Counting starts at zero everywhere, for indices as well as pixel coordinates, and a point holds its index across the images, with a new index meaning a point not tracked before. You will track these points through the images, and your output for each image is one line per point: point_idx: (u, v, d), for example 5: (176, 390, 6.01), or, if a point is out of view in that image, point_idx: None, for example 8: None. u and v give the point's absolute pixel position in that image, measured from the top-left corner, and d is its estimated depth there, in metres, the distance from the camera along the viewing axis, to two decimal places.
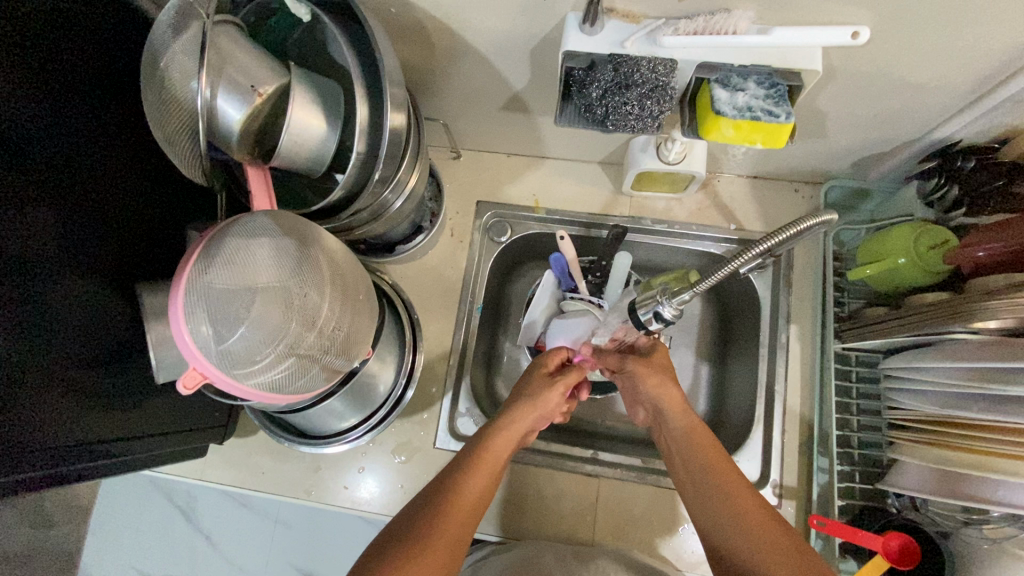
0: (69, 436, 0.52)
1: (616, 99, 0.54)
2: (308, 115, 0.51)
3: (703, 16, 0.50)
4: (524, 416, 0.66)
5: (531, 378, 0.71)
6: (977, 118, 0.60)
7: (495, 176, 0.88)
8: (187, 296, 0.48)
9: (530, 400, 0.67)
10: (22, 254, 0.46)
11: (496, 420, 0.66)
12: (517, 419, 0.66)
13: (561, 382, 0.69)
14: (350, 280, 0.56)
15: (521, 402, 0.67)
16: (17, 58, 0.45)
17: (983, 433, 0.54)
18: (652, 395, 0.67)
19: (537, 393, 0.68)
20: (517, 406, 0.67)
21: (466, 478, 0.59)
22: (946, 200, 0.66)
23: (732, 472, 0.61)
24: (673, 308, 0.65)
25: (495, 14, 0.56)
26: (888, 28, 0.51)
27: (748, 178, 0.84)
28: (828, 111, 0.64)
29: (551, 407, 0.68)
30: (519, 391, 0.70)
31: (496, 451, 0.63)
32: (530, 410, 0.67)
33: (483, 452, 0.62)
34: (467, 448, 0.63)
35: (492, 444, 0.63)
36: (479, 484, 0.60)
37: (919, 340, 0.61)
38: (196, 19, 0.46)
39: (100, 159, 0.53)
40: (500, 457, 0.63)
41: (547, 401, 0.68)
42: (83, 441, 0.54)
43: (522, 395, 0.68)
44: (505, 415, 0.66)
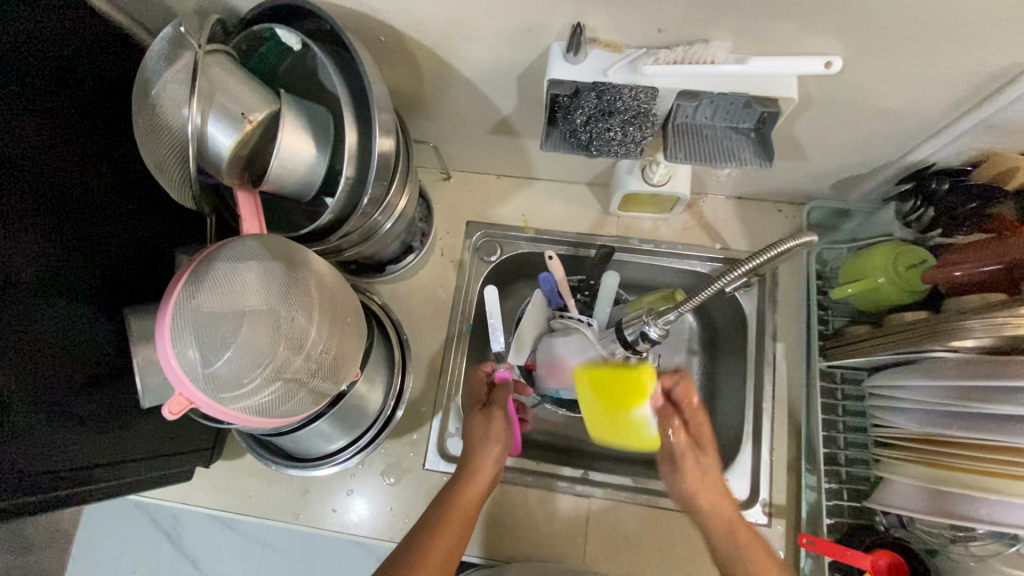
0: (55, 460, 0.52)
1: (600, 125, 0.56)
2: (297, 140, 0.52)
3: (682, 47, 0.52)
4: (485, 457, 0.69)
5: (470, 421, 0.73)
6: (948, 142, 0.62)
7: (485, 197, 0.89)
8: (174, 318, 0.48)
9: (480, 443, 0.70)
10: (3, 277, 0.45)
11: (460, 468, 0.69)
12: (480, 469, 0.68)
13: (499, 413, 0.72)
14: (338, 302, 0.56)
15: (476, 448, 0.70)
16: (20, 89, 0.46)
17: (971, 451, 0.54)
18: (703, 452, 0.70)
19: (484, 434, 0.71)
20: (474, 452, 0.70)
21: (439, 526, 0.63)
22: (923, 220, 0.67)
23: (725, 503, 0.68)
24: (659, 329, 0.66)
25: (482, 43, 0.58)
26: (860, 58, 0.53)
27: (732, 199, 0.85)
28: (806, 137, 0.66)
29: (503, 442, 0.71)
30: (466, 432, 0.73)
31: (470, 498, 0.66)
32: (487, 450, 0.70)
33: (453, 502, 0.65)
34: (440, 497, 0.67)
35: (464, 492, 0.67)
36: (457, 526, 0.64)
37: (901, 358, 0.61)
38: (189, 50, 0.47)
39: (92, 186, 0.54)
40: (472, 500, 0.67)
41: (496, 441, 0.70)
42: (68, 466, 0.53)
43: (472, 438, 0.71)
44: (466, 462, 0.69)
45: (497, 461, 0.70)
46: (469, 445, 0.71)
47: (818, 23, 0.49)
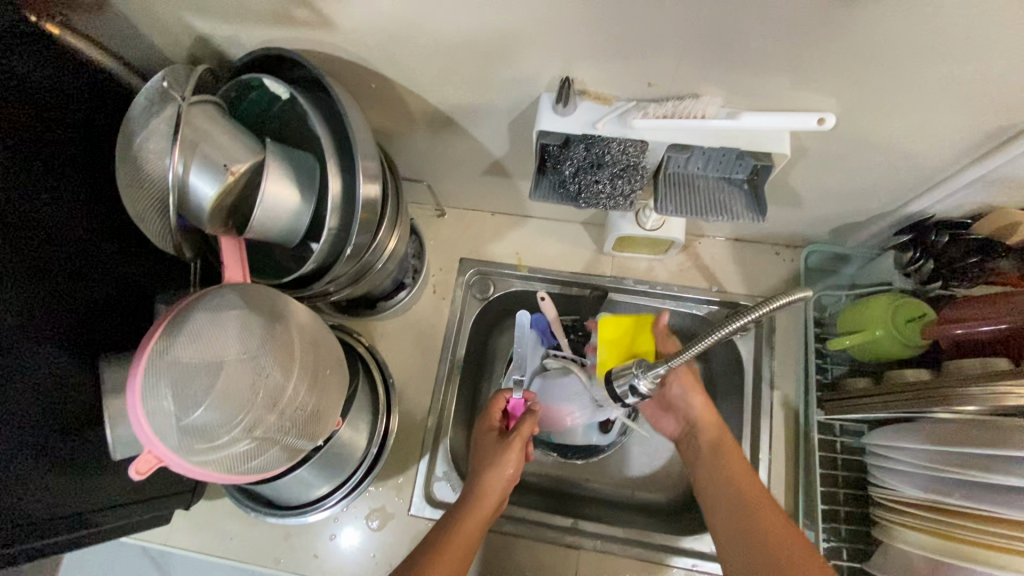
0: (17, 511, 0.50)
1: (588, 176, 0.56)
2: (281, 188, 0.51)
3: (672, 101, 0.51)
4: (493, 485, 0.65)
5: (484, 443, 0.70)
6: (947, 195, 0.60)
7: (479, 234, 0.89)
8: (147, 372, 0.47)
9: (491, 467, 0.66)
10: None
11: (465, 497, 0.65)
12: (488, 492, 0.65)
13: (515, 438, 0.68)
14: (318, 355, 0.55)
15: (485, 471, 0.66)
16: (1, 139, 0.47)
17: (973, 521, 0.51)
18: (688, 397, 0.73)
19: (494, 460, 0.67)
20: (483, 475, 0.66)
21: (432, 558, 0.59)
22: (922, 272, 0.65)
23: (763, 500, 0.61)
24: (648, 382, 0.61)
25: (472, 89, 0.57)
26: (853, 113, 0.52)
27: (728, 241, 0.84)
28: (802, 186, 0.65)
29: (515, 469, 0.67)
30: (478, 456, 0.69)
31: (471, 529, 0.63)
32: (496, 477, 0.66)
33: (452, 534, 0.62)
34: (439, 527, 0.64)
35: (465, 522, 0.63)
36: (454, 559, 0.60)
37: (900, 416, 0.59)
38: (172, 102, 0.47)
39: (74, 230, 0.53)
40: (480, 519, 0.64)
41: (508, 466, 0.66)
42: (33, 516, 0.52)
43: (483, 463, 0.67)
44: (472, 491, 0.65)
45: (504, 490, 0.66)
46: (479, 470, 0.67)
47: (809, 79, 0.48)
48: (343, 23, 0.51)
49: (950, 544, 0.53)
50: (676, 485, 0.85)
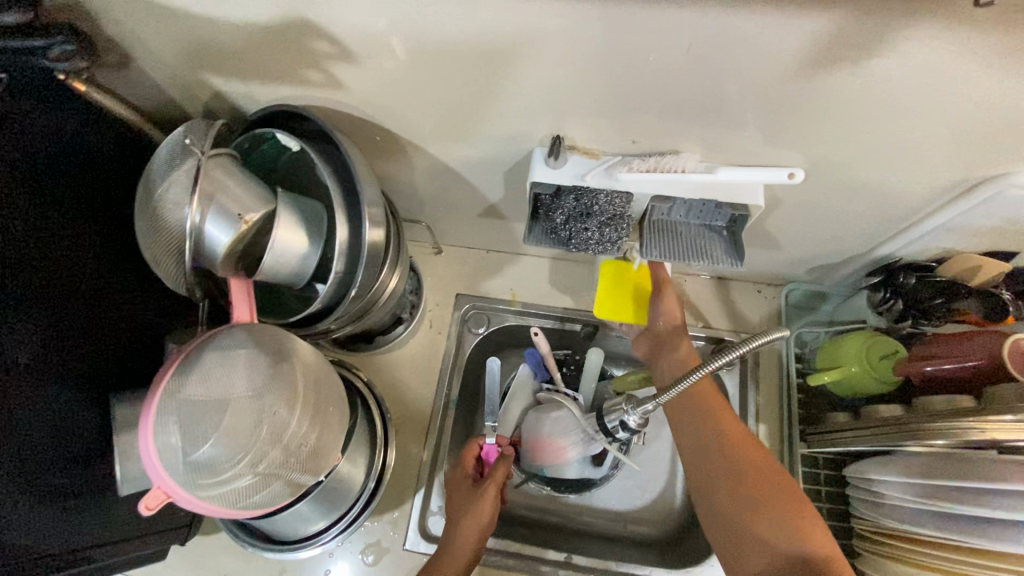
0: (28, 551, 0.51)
1: (579, 225, 0.60)
2: (291, 234, 0.55)
3: (653, 157, 0.56)
4: (468, 532, 0.69)
5: (459, 490, 0.73)
6: (913, 240, 0.65)
7: (475, 271, 0.92)
8: (160, 412, 0.50)
9: (466, 514, 0.70)
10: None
11: (442, 546, 0.69)
12: (463, 541, 0.69)
13: (488, 485, 0.72)
14: (321, 393, 0.57)
15: (461, 519, 0.70)
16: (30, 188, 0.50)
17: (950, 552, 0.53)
18: (668, 314, 0.74)
19: (469, 508, 0.70)
20: (459, 523, 0.70)
21: None
22: (893, 311, 0.69)
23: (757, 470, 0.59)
24: (638, 418, 0.63)
25: (470, 140, 0.61)
26: (821, 167, 0.56)
27: (713, 279, 0.88)
28: (778, 230, 0.70)
29: (489, 515, 0.71)
30: (454, 505, 0.73)
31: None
32: (471, 524, 0.69)
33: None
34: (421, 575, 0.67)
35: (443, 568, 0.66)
36: None
37: (879, 450, 0.62)
38: (191, 156, 0.50)
39: (89, 270, 0.56)
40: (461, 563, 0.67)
41: (483, 512, 0.70)
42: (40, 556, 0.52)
43: (458, 512, 0.71)
44: (449, 540, 0.69)
45: (480, 537, 0.70)
46: (454, 518, 0.71)
47: (778, 139, 0.53)
48: (353, 84, 0.55)
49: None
50: (667, 518, 0.86)
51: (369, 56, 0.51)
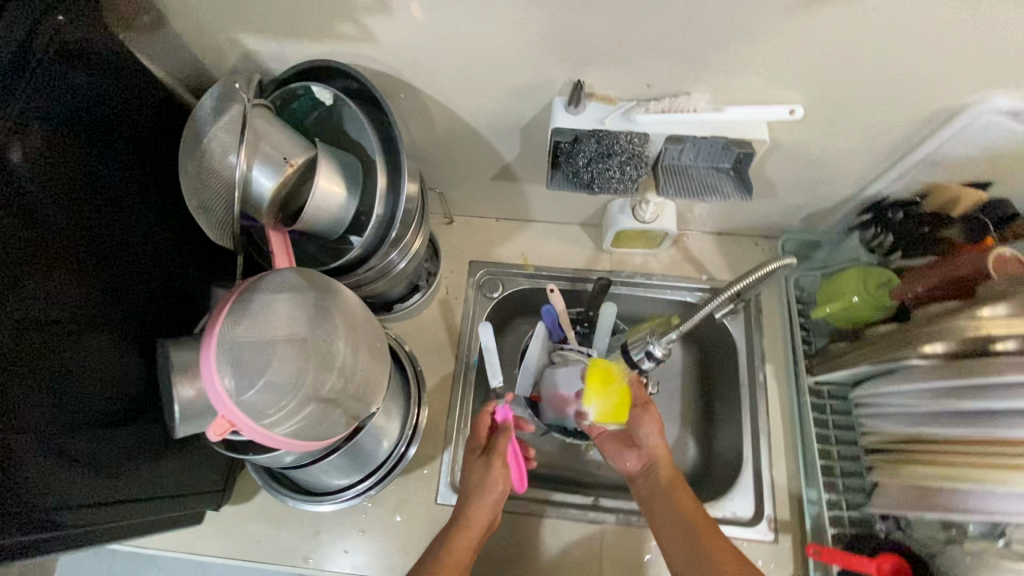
0: (67, 497, 0.51)
1: (600, 165, 0.64)
2: (332, 184, 0.57)
3: (667, 99, 0.61)
4: (480, 511, 0.70)
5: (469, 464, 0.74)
6: (899, 176, 0.71)
7: (486, 239, 0.95)
8: (218, 347, 0.51)
9: (478, 489, 0.72)
10: (37, 311, 0.47)
11: (455, 521, 0.70)
12: (474, 518, 0.70)
13: (496, 458, 0.72)
14: (366, 329, 0.59)
15: (471, 499, 0.71)
16: (82, 137, 0.51)
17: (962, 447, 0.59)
18: (654, 435, 0.74)
19: (477, 488, 0.72)
20: (470, 504, 0.71)
21: None
22: (884, 246, 0.75)
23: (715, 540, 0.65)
24: (662, 347, 0.76)
25: (492, 95, 0.65)
26: (818, 105, 0.62)
27: (713, 235, 0.93)
28: (776, 175, 0.75)
29: (499, 490, 0.72)
30: (465, 481, 0.74)
31: (458, 559, 0.67)
32: (483, 502, 0.71)
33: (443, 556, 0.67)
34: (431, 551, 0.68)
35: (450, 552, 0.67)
36: None
37: (882, 367, 0.67)
38: (237, 103, 0.53)
39: (131, 225, 0.58)
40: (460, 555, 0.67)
41: (494, 486, 0.71)
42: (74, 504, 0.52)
43: (470, 487, 0.72)
44: (461, 515, 0.70)
45: (490, 513, 0.71)
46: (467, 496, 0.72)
47: (780, 77, 0.58)
48: (383, 38, 0.58)
49: (947, 471, 0.60)
50: (683, 464, 0.91)
51: (403, 8, 0.54)
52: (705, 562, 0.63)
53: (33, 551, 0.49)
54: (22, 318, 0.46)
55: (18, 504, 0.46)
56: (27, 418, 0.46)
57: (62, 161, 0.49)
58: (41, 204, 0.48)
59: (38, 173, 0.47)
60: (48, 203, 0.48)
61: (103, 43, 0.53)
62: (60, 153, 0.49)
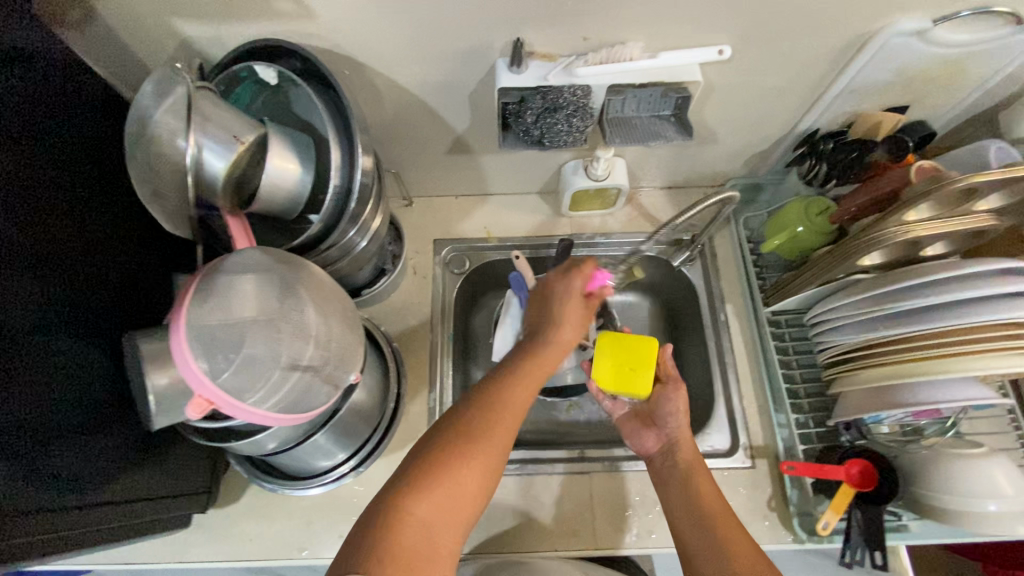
0: (33, 502, 0.51)
1: (548, 119, 0.66)
2: (285, 161, 0.57)
3: (605, 49, 0.63)
4: (557, 348, 0.64)
5: (553, 304, 0.66)
6: (826, 109, 0.76)
7: (447, 216, 0.96)
8: (187, 328, 0.51)
9: (558, 326, 0.65)
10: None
11: (525, 352, 0.64)
12: (548, 357, 0.64)
13: (593, 300, 0.67)
14: (337, 297, 0.60)
15: (549, 334, 0.64)
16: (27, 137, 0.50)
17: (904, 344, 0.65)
18: (676, 417, 0.74)
19: (565, 321, 0.65)
20: (545, 339, 0.64)
21: (488, 425, 0.58)
22: (819, 176, 0.80)
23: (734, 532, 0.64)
24: None
25: (435, 63, 0.66)
26: (744, 44, 0.65)
27: (665, 189, 0.97)
28: (715, 120, 0.79)
29: (577, 330, 0.66)
30: (540, 313, 0.66)
31: (529, 392, 0.62)
32: (562, 339, 0.65)
33: (509, 394, 0.60)
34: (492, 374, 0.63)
35: (521, 386, 0.61)
36: (503, 428, 0.59)
37: (826, 288, 0.73)
38: (179, 85, 0.52)
39: (90, 225, 0.56)
40: (523, 403, 0.61)
41: (575, 327, 0.65)
42: (41, 509, 0.52)
43: (546, 324, 0.65)
44: (538, 349, 0.64)
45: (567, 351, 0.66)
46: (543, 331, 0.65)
47: (706, 20, 0.62)
48: (320, 11, 0.58)
49: (898, 369, 0.66)
50: None
51: None
52: (719, 544, 0.64)
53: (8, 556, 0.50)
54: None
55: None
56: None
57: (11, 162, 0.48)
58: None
59: None
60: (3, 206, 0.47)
61: (37, 39, 0.52)
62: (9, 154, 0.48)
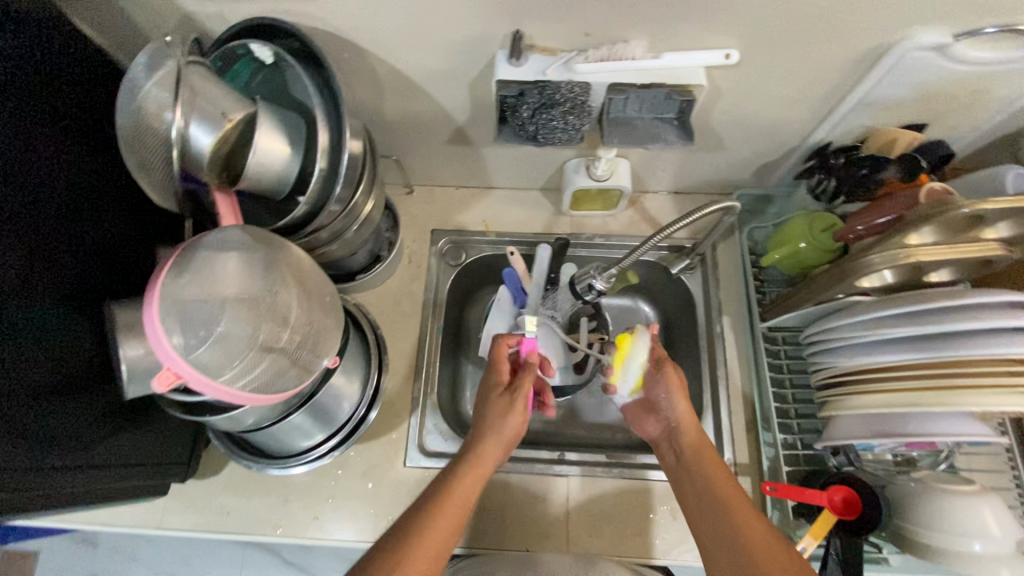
0: (20, 462, 0.51)
1: (544, 116, 0.64)
2: (272, 142, 0.56)
3: (606, 46, 0.61)
4: (495, 449, 0.68)
5: (489, 402, 0.72)
6: (839, 121, 0.73)
7: (447, 207, 0.96)
8: (161, 302, 0.51)
9: (496, 421, 0.70)
10: None
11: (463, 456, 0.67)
12: (485, 456, 0.67)
13: (519, 401, 0.71)
14: (316, 282, 0.59)
15: (486, 433, 0.69)
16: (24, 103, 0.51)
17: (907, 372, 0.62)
18: (671, 398, 0.74)
19: (501, 420, 0.70)
20: (483, 436, 0.68)
21: (433, 514, 0.60)
22: (828, 191, 0.77)
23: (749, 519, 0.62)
24: (604, 282, 0.79)
25: (435, 51, 0.65)
26: (753, 49, 0.63)
27: (670, 194, 0.95)
28: (723, 126, 0.76)
29: (517, 428, 0.70)
30: (477, 418, 0.72)
31: (468, 489, 0.64)
32: (497, 446, 0.68)
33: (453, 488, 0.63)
34: (443, 474, 0.65)
35: (462, 484, 0.64)
36: (447, 526, 0.60)
37: (827, 307, 0.70)
38: (171, 59, 0.52)
39: (79, 193, 0.57)
40: (467, 495, 0.63)
41: (514, 418, 0.70)
42: (27, 468, 0.52)
43: (483, 421, 0.70)
44: (473, 450, 0.67)
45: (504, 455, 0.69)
46: (483, 430, 0.69)
47: (714, 22, 0.59)
48: None
49: (898, 397, 0.62)
50: None
51: None
52: (730, 537, 0.61)
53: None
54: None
55: None
56: None
57: (9, 128, 0.49)
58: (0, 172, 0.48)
59: None
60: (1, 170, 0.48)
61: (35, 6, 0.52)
62: (6, 119, 0.49)
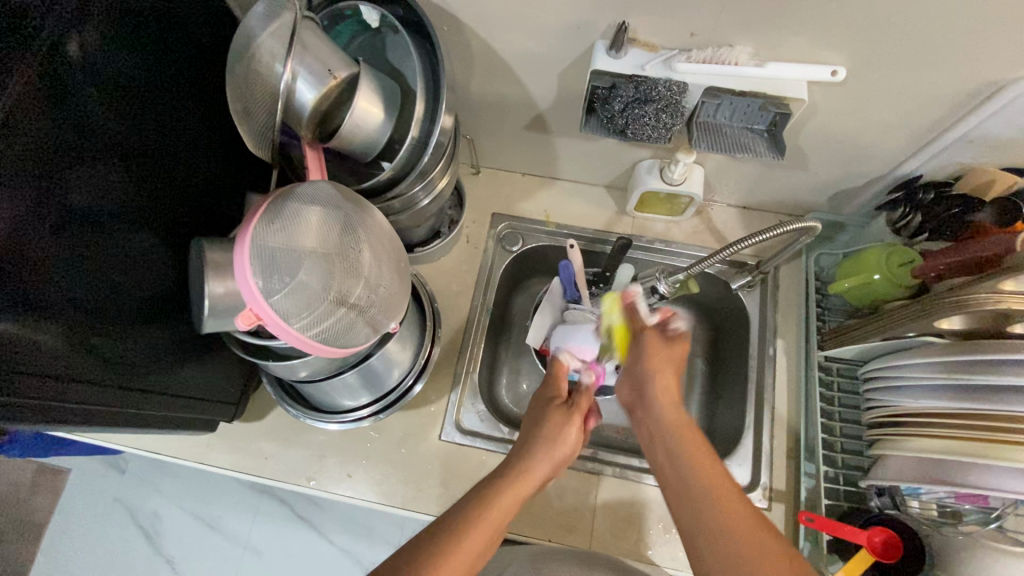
0: (99, 378, 0.54)
1: (636, 110, 0.64)
2: (370, 105, 0.57)
3: (710, 48, 0.61)
4: (545, 461, 0.62)
5: (546, 411, 0.66)
6: (935, 155, 0.70)
7: (511, 192, 0.96)
8: (251, 246, 0.52)
9: (552, 437, 0.63)
10: (91, 198, 0.49)
11: (511, 467, 0.61)
12: (536, 464, 0.61)
13: (576, 415, 0.65)
14: (391, 248, 0.60)
15: (536, 446, 0.62)
16: (140, 37, 0.53)
17: (977, 423, 0.59)
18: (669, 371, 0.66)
19: (557, 434, 0.63)
20: (533, 450, 0.62)
21: (472, 524, 0.55)
22: (911, 226, 0.75)
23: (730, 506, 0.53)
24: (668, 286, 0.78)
25: (534, 34, 0.65)
26: (861, 70, 0.61)
27: (737, 208, 0.93)
28: (808, 146, 0.75)
29: (573, 446, 0.64)
30: (533, 426, 0.65)
31: (511, 503, 0.58)
32: (549, 458, 0.62)
33: (496, 499, 0.58)
34: (488, 480, 0.60)
35: (507, 495, 0.58)
36: (482, 539, 0.55)
37: (896, 342, 0.68)
38: (288, 11, 0.53)
39: (181, 133, 0.60)
40: (508, 510, 0.58)
41: (570, 438, 0.64)
42: (106, 383, 0.55)
43: (540, 433, 0.64)
44: (525, 458, 0.61)
45: (553, 469, 0.63)
46: (539, 440, 0.63)
47: (825, 37, 0.58)
48: None
49: (963, 446, 0.60)
50: None
51: None
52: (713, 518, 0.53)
53: (67, 420, 0.54)
54: (70, 202, 0.47)
55: (65, 374, 0.50)
56: (79, 298, 0.49)
57: (126, 59, 0.51)
58: (114, 99, 0.50)
59: (100, 68, 0.49)
60: (115, 98, 0.50)
61: None
62: (124, 51, 0.51)
